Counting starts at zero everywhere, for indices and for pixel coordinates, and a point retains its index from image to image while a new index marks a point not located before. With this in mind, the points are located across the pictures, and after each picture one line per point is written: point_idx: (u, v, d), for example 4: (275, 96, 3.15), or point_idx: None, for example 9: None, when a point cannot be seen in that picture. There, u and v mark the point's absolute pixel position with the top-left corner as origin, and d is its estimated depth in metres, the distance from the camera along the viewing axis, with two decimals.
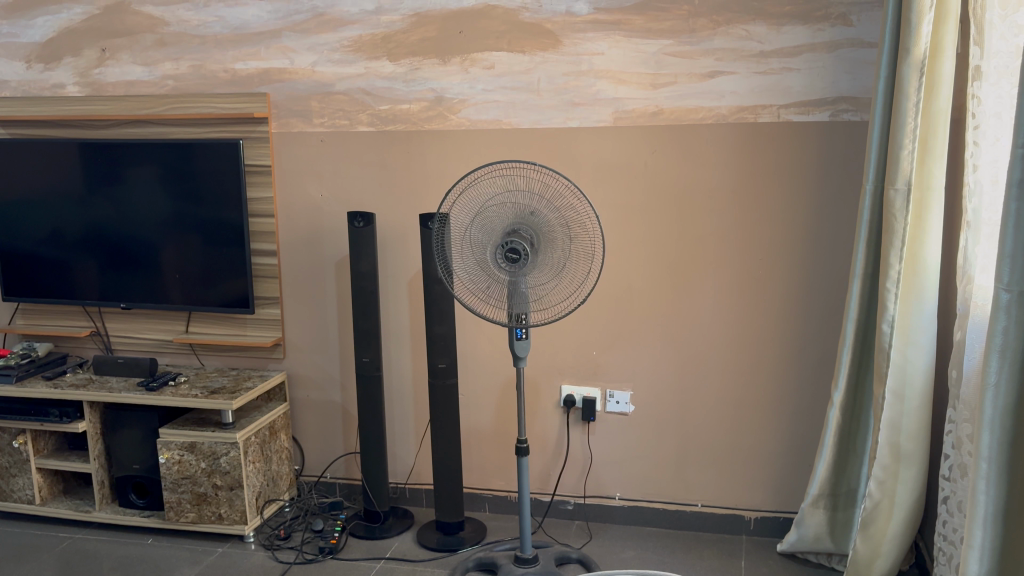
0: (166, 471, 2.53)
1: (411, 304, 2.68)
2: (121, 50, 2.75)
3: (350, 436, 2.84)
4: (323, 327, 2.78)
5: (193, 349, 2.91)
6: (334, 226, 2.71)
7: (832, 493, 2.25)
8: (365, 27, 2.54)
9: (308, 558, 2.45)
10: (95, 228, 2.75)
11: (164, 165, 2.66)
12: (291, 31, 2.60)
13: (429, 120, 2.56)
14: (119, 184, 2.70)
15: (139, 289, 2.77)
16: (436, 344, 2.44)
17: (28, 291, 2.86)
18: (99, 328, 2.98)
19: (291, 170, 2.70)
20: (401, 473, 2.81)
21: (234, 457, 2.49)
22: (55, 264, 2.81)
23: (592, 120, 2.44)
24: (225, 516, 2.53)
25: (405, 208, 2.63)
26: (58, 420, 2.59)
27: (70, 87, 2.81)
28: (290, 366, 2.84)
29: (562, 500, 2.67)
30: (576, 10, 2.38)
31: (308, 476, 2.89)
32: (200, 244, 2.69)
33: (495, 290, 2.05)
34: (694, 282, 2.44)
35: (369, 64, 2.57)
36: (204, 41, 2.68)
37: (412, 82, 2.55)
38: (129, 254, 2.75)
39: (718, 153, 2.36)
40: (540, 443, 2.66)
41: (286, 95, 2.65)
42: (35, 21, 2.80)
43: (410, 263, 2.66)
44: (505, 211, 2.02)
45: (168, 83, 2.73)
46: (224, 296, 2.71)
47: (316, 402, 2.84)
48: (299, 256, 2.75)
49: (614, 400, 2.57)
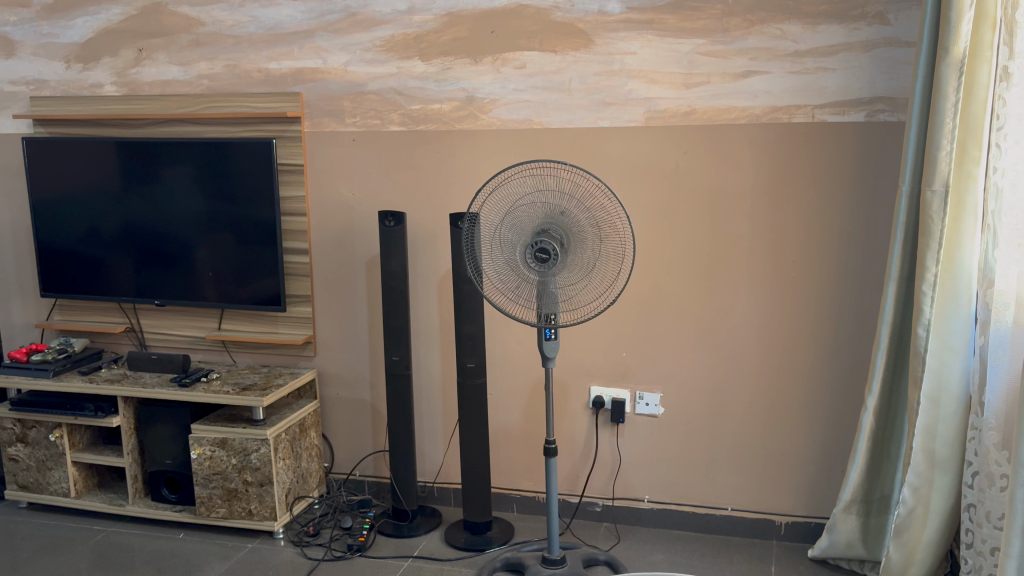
0: (198, 467, 2.56)
1: (439, 302, 2.69)
2: (156, 51, 2.78)
3: (379, 434, 2.85)
4: (354, 326, 2.79)
5: (225, 346, 2.94)
6: (365, 225, 2.72)
7: (864, 499, 2.22)
8: (398, 27, 2.55)
9: (337, 555, 2.46)
10: (131, 226, 2.79)
11: (199, 164, 2.69)
12: (324, 31, 2.62)
13: (460, 120, 2.56)
14: (154, 183, 2.74)
15: (173, 286, 2.81)
16: (465, 343, 2.44)
17: (67, 287, 2.91)
18: (133, 324, 3.02)
19: (321, 169, 2.72)
20: (429, 472, 2.81)
21: (264, 454, 2.51)
22: (92, 262, 2.86)
23: (624, 119, 2.42)
24: (256, 512, 2.55)
25: (436, 207, 2.64)
26: (92, 415, 2.62)
27: (108, 87, 2.86)
28: (321, 364, 2.86)
29: (590, 502, 2.66)
30: (609, 10, 2.37)
31: (337, 473, 2.91)
32: (235, 243, 2.71)
33: (524, 290, 2.05)
34: (727, 284, 2.42)
35: (401, 64, 2.58)
36: (238, 41, 2.71)
37: (443, 82, 2.55)
38: (164, 252, 2.79)
39: (751, 153, 2.34)
40: (569, 444, 2.65)
41: (319, 94, 2.67)
42: (74, 22, 2.84)
43: (439, 264, 2.66)
44: (535, 210, 2.02)
45: (203, 82, 2.76)
46: (255, 295, 2.74)
47: (346, 401, 2.86)
48: (330, 255, 2.77)
49: (643, 402, 2.55)
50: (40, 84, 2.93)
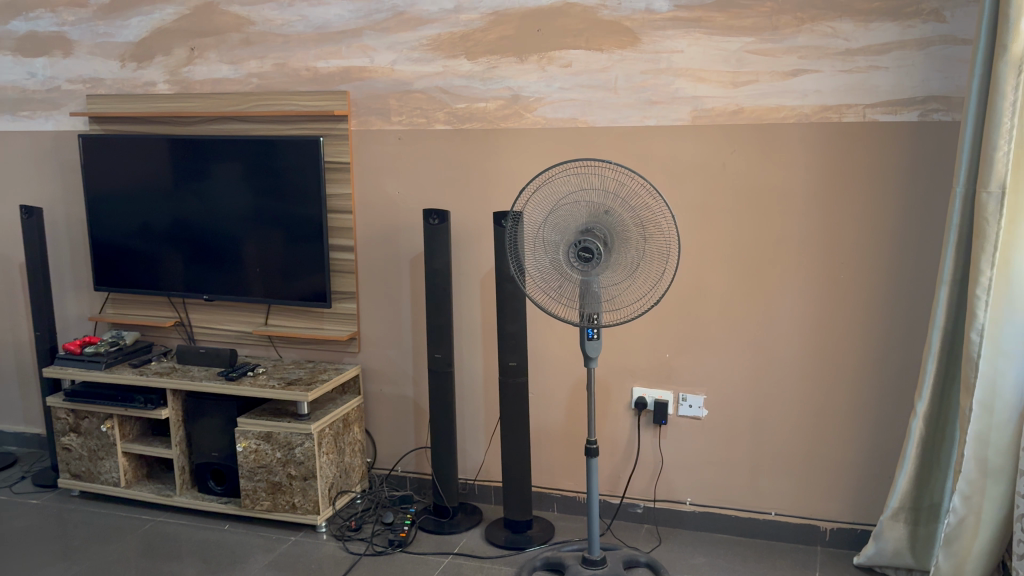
0: (243, 460, 2.60)
1: (482, 301, 2.69)
2: (208, 50, 2.83)
3: (421, 431, 2.86)
4: (398, 323, 2.81)
5: (271, 341, 2.98)
6: (409, 223, 2.74)
7: (912, 506, 2.18)
8: (444, 25, 2.56)
9: (378, 550, 2.48)
10: (182, 222, 2.85)
11: (248, 161, 2.73)
12: (372, 30, 2.64)
13: (505, 118, 2.56)
14: (205, 180, 2.79)
15: (221, 281, 2.85)
16: (507, 342, 2.44)
17: (120, 281, 2.97)
18: (183, 318, 3.07)
19: (368, 167, 2.75)
20: (470, 469, 2.82)
21: (308, 448, 2.53)
22: (144, 256, 2.92)
23: (670, 118, 2.40)
24: (299, 505, 2.58)
25: (480, 205, 2.64)
26: (142, 406, 2.68)
27: (161, 85, 2.92)
28: (365, 359, 2.88)
29: (632, 503, 2.64)
30: (657, 7, 2.35)
31: (379, 469, 2.93)
32: (282, 240, 2.75)
33: (567, 289, 2.05)
34: (775, 286, 2.38)
35: (447, 62, 2.58)
36: (287, 40, 2.74)
37: (489, 80, 2.55)
38: (213, 248, 2.83)
39: (800, 153, 2.30)
40: (610, 444, 2.64)
41: (366, 93, 2.69)
42: (129, 21, 2.91)
43: (483, 263, 2.67)
44: (578, 210, 2.02)
45: (253, 80, 2.80)
46: (301, 291, 2.77)
47: (389, 397, 2.88)
48: (375, 252, 2.79)
49: (687, 404, 2.53)
50: (96, 82, 3.00)
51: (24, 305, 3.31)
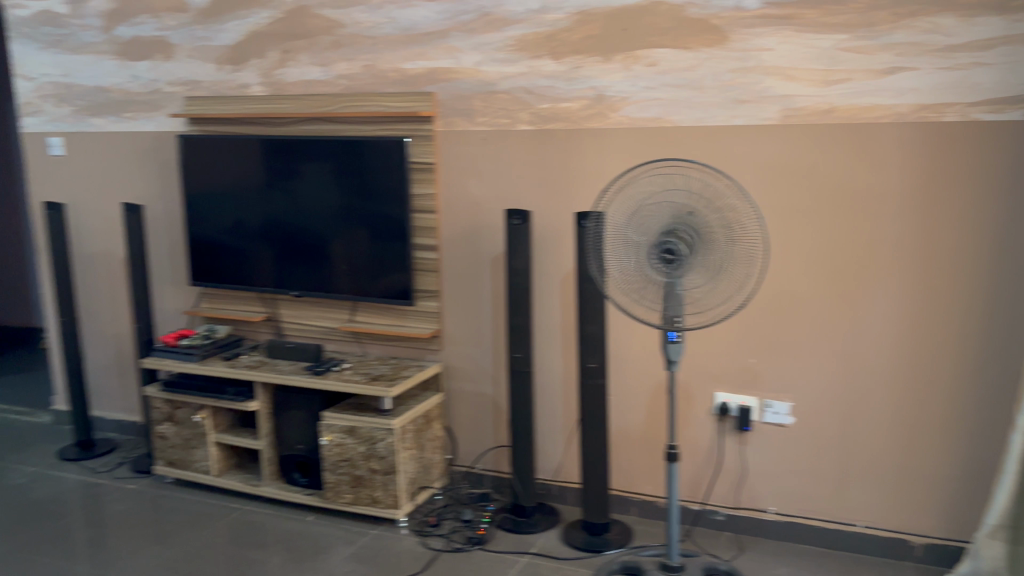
0: (328, 453, 2.66)
1: (563, 301, 2.69)
2: (300, 52, 2.91)
3: (501, 430, 2.88)
4: (479, 321, 2.83)
5: (356, 337, 3.03)
6: (492, 223, 2.75)
7: (1012, 524, 2.07)
8: (530, 26, 2.56)
9: (456, 546, 2.51)
10: (272, 220, 2.93)
11: (336, 161, 2.79)
12: (458, 31, 2.66)
13: (589, 118, 2.55)
14: (295, 179, 2.86)
15: (309, 278, 2.92)
16: (588, 344, 2.43)
17: (215, 277, 3.08)
18: (272, 314, 3.16)
19: (452, 167, 2.78)
20: (549, 470, 2.82)
21: (390, 443, 2.57)
22: (237, 253, 3.02)
23: (759, 117, 2.35)
24: (380, 499, 2.62)
25: (562, 206, 2.64)
26: (232, 399, 2.78)
27: (255, 87, 3.01)
28: (447, 357, 2.91)
29: (713, 510, 2.60)
30: (746, 4, 2.30)
31: (459, 466, 2.95)
32: (368, 238, 2.80)
33: (650, 292, 2.03)
34: (869, 290, 2.30)
35: (532, 63, 2.58)
36: (376, 42, 2.79)
37: (573, 80, 2.54)
38: (302, 245, 2.91)
39: (895, 154, 2.22)
40: (691, 449, 2.60)
41: (452, 94, 2.72)
42: (226, 25, 3.01)
43: (565, 263, 2.66)
44: (662, 211, 2.00)
45: (342, 82, 2.87)
46: (385, 289, 2.81)
47: (469, 395, 2.90)
48: (458, 251, 2.82)
49: (771, 411, 2.47)
50: (194, 85, 3.11)
51: (125, 298, 3.46)
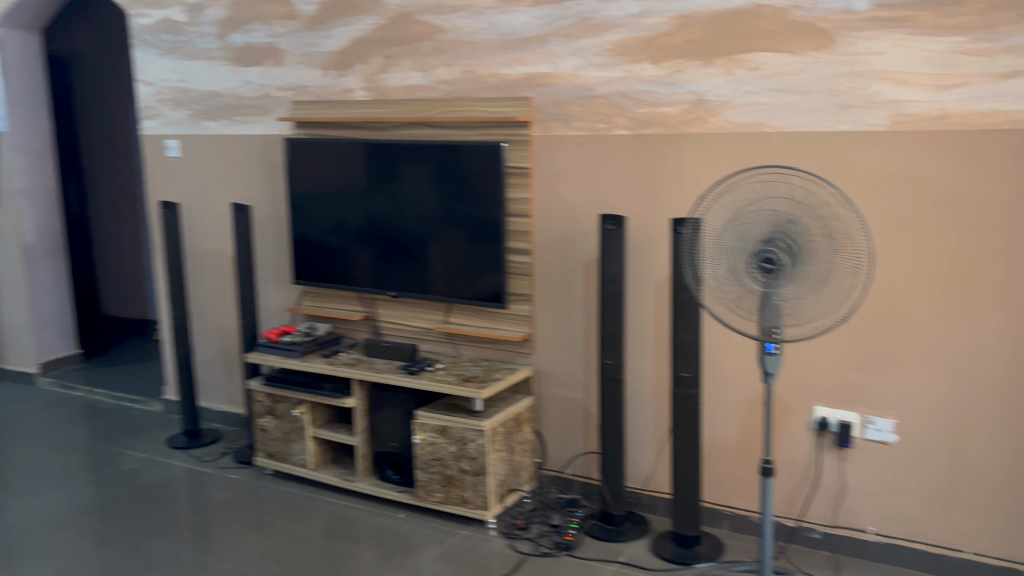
0: (420, 451, 2.70)
1: (657, 308, 2.65)
2: (402, 58, 2.97)
3: (591, 435, 2.86)
4: (571, 326, 2.83)
5: (450, 338, 3.07)
6: (586, 228, 2.74)
7: None
8: (630, 30, 2.54)
9: (544, 551, 2.51)
10: (372, 221, 3.00)
11: (435, 164, 2.83)
12: (557, 36, 2.66)
13: (688, 123, 2.51)
14: (395, 182, 2.92)
15: (406, 279, 2.98)
16: (682, 353, 2.39)
17: (317, 276, 3.18)
18: (369, 313, 3.23)
19: (548, 172, 2.78)
20: (639, 478, 2.79)
21: (480, 444, 2.59)
22: (337, 253, 3.11)
23: (866, 123, 2.27)
24: (470, 500, 2.65)
25: (658, 212, 2.61)
26: (330, 394, 2.86)
27: (358, 92, 3.09)
28: (538, 361, 2.91)
29: (809, 527, 2.52)
30: (856, 7, 2.23)
31: (548, 470, 2.95)
32: (464, 241, 2.83)
33: (747, 300, 2.00)
34: (983, 303, 2.19)
35: (631, 67, 2.56)
36: (475, 47, 2.82)
37: (673, 85, 2.51)
38: (400, 247, 2.96)
39: (1015, 162, 2.11)
40: (787, 464, 2.53)
41: (549, 99, 2.72)
42: (332, 32, 3.10)
43: (660, 270, 2.63)
44: (762, 218, 1.96)
45: (442, 87, 2.91)
46: (479, 291, 2.84)
47: (560, 399, 2.89)
48: (552, 256, 2.82)
49: (873, 428, 2.38)
50: (301, 90, 3.22)
51: (232, 295, 3.60)
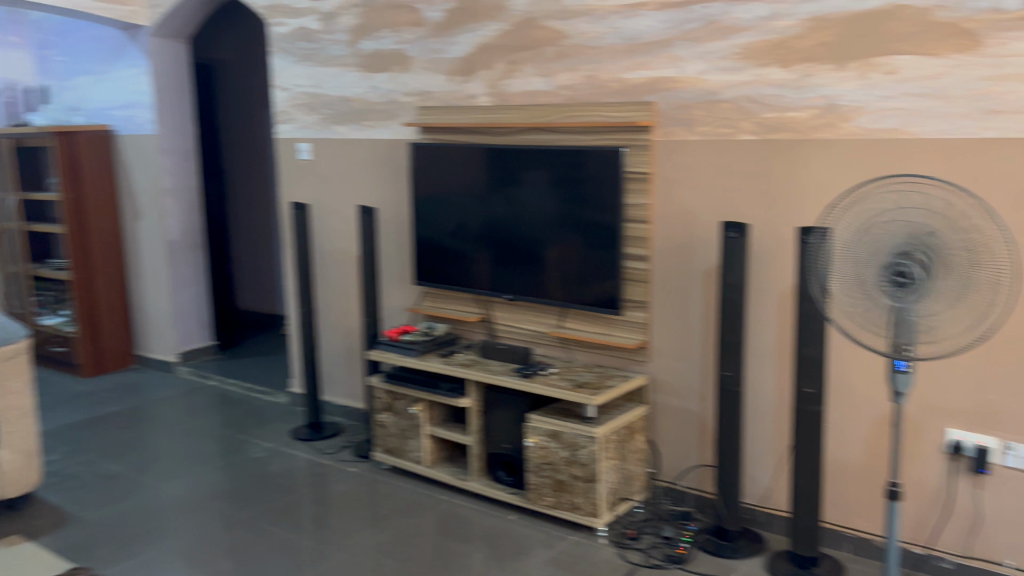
0: (532, 455, 2.71)
1: (779, 320, 2.57)
2: (525, 63, 2.99)
3: (706, 447, 2.80)
4: (689, 335, 2.77)
5: (564, 343, 3.07)
6: (707, 236, 2.69)
7: None
8: (759, 33, 2.48)
9: (655, 563, 2.47)
10: (491, 225, 3.04)
11: (554, 169, 2.84)
12: (682, 40, 2.63)
13: (818, 129, 2.43)
14: (514, 186, 2.95)
15: (523, 282, 3.00)
16: (804, 367, 2.31)
17: (438, 277, 3.25)
18: (486, 315, 3.26)
19: (669, 178, 2.74)
20: (756, 494, 2.71)
21: (592, 451, 2.57)
22: (458, 255, 3.16)
23: (1015, 130, 2.13)
24: (580, 506, 2.64)
25: (783, 220, 2.53)
26: (446, 393, 2.91)
27: (481, 97, 3.13)
28: (654, 369, 2.87)
29: (939, 557, 2.38)
30: (1006, 6, 2.09)
31: (662, 481, 2.90)
32: (581, 245, 2.82)
33: (877, 316, 1.90)
34: None
35: (758, 71, 2.50)
36: (599, 52, 2.81)
37: (803, 89, 2.43)
38: (518, 250, 2.98)
39: None
40: (917, 488, 2.40)
41: (673, 103, 2.68)
42: (458, 39, 3.16)
43: (783, 280, 2.55)
44: (895, 230, 1.86)
45: (564, 92, 2.92)
46: (595, 296, 2.82)
47: (675, 409, 2.84)
48: (671, 263, 2.77)
49: (1013, 455, 2.22)
50: (426, 95, 3.29)
51: (355, 293, 3.72)
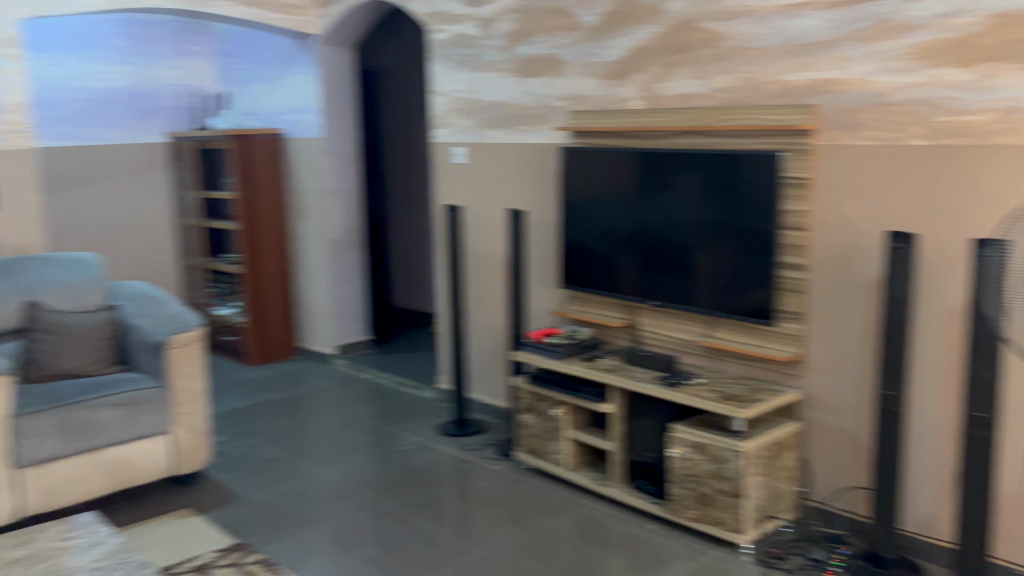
0: (676, 465, 2.66)
1: (949, 337, 2.40)
2: (680, 66, 2.94)
3: (863, 468, 2.66)
4: (847, 350, 2.64)
5: (713, 353, 2.98)
6: (870, 246, 2.55)
7: None
8: (935, 31, 2.33)
9: None
10: (640, 230, 3.00)
11: (708, 174, 2.77)
12: (849, 41, 2.51)
13: (999, 133, 2.25)
14: (666, 191, 2.90)
15: (672, 289, 2.95)
16: (976, 389, 2.15)
17: (586, 281, 3.25)
18: (632, 321, 3.23)
19: (830, 185, 2.61)
20: (916, 522, 2.54)
21: (738, 466, 2.49)
22: (606, 259, 3.15)
23: None
24: (725, 522, 2.57)
25: (956, 231, 2.36)
26: (587, 398, 2.91)
27: (634, 101, 3.11)
28: (808, 384, 2.75)
29: None
30: None
31: (814, 501, 2.78)
32: (733, 253, 2.74)
33: None
34: None
35: (933, 72, 2.35)
36: (758, 54, 2.73)
37: (983, 90, 2.27)
38: (667, 256, 2.94)
39: None
40: None
41: (836, 106, 2.56)
42: (613, 42, 3.15)
43: (954, 296, 2.38)
44: None
45: (720, 95, 2.85)
46: (747, 305, 2.74)
47: (830, 427, 2.71)
48: (829, 273, 2.65)
49: None
50: (579, 99, 3.30)
51: (503, 294, 3.77)
